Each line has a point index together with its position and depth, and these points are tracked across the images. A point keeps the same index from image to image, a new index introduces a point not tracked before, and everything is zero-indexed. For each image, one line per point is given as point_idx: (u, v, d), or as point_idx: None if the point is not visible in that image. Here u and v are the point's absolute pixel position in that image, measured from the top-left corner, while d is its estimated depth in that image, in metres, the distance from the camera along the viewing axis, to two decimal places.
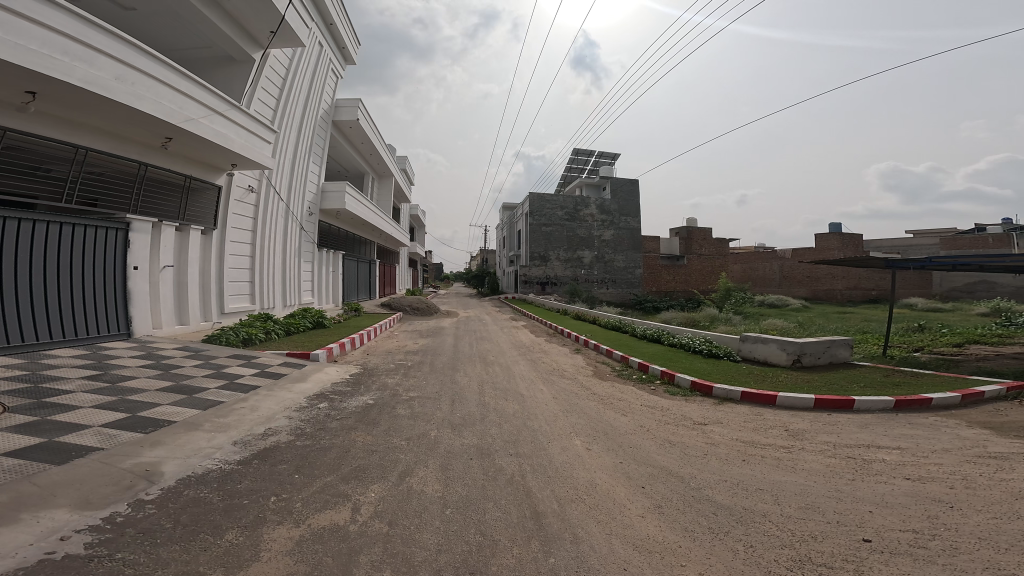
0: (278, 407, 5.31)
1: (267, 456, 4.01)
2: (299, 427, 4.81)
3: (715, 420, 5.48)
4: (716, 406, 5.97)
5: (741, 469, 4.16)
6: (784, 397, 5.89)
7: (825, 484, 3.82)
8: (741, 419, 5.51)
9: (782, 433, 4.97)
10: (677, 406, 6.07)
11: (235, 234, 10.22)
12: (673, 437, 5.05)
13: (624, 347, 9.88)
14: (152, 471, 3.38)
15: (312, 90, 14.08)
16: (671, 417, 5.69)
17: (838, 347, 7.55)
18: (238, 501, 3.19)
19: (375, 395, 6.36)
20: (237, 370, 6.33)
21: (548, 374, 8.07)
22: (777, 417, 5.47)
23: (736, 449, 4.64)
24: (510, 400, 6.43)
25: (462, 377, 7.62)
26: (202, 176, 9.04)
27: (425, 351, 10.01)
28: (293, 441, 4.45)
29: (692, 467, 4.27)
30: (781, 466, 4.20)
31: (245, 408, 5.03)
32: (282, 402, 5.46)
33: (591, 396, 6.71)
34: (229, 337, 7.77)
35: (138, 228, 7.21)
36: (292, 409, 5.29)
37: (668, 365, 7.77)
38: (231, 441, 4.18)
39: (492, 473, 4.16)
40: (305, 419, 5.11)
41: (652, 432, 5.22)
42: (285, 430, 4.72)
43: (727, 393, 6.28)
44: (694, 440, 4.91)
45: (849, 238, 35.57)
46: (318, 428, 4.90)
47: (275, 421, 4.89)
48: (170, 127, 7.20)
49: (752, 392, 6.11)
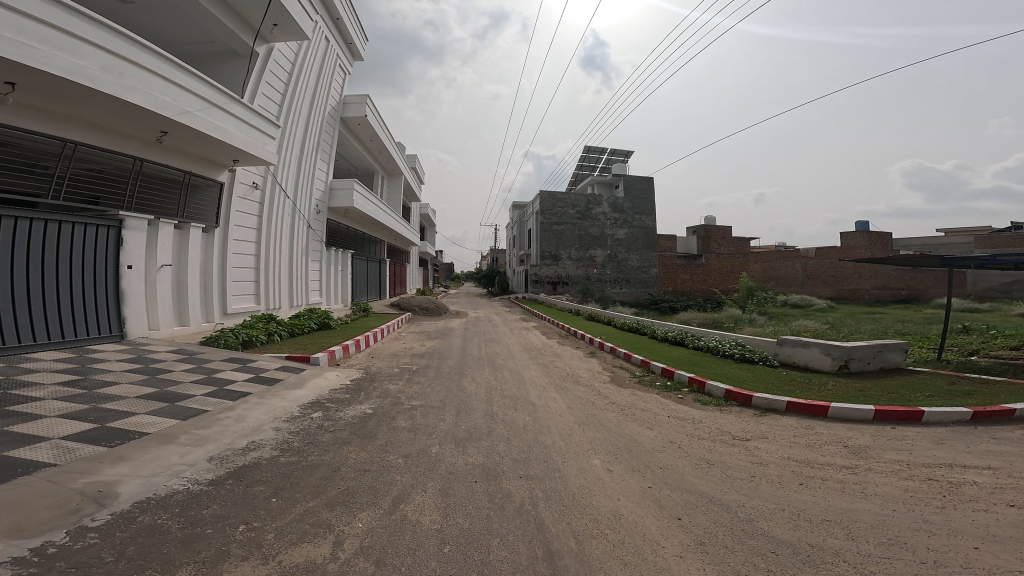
0: (267, 417, 4.89)
1: (243, 476, 3.65)
2: (285, 441, 4.40)
3: (757, 435, 4.81)
4: (757, 419, 5.28)
5: (796, 495, 3.51)
6: (837, 408, 5.16)
7: (907, 513, 3.14)
8: (788, 433, 4.82)
9: (840, 451, 4.27)
10: (710, 419, 5.38)
11: (238, 232, 9.91)
12: (710, 456, 4.40)
13: (644, 350, 9.20)
14: (106, 492, 3.09)
15: (319, 86, 13.79)
16: (705, 431, 5.04)
17: (891, 351, 6.75)
18: (200, 531, 2.85)
19: (375, 404, 5.87)
20: (231, 374, 5.96)
21: (562, 380, 7.47)
22: (830, 432, 4.76)
23: (789, 470, 3.96)
24: (521, 411, 5.85)
25: (469, 384, 7.08)
26: (203, 172, 8.75)
27: (431, 354, 9.53)
28: (277, 458, 4.05)
29: (734, 492, 3.65)
30: (847, 491, 3.52)
31: (229, 418, 4.64)
32: (272, 411, 5.05)
33: (610, 406, 6.09)
34: (227, 340, 7.39)
35: (132, 225, 6.88)
36: (281, 420, 4.87)
37: (696, 371, 7.06)
38: (205, 458, 3.82)
39: (499, 501, 3.62)
40: (295, 431, 4.69)
41: (685, 450, 4.58)
42: (270, 443, 4.32)
43: (769, 403, 5.58)
44: (736, 460, 4.25)
45: (877, 235, 33.78)
46: (308, 442, 4.47)
47: (261, 433, 4.49)
48: (163, 120, 6.93)
49: (799, 402, 5.40)
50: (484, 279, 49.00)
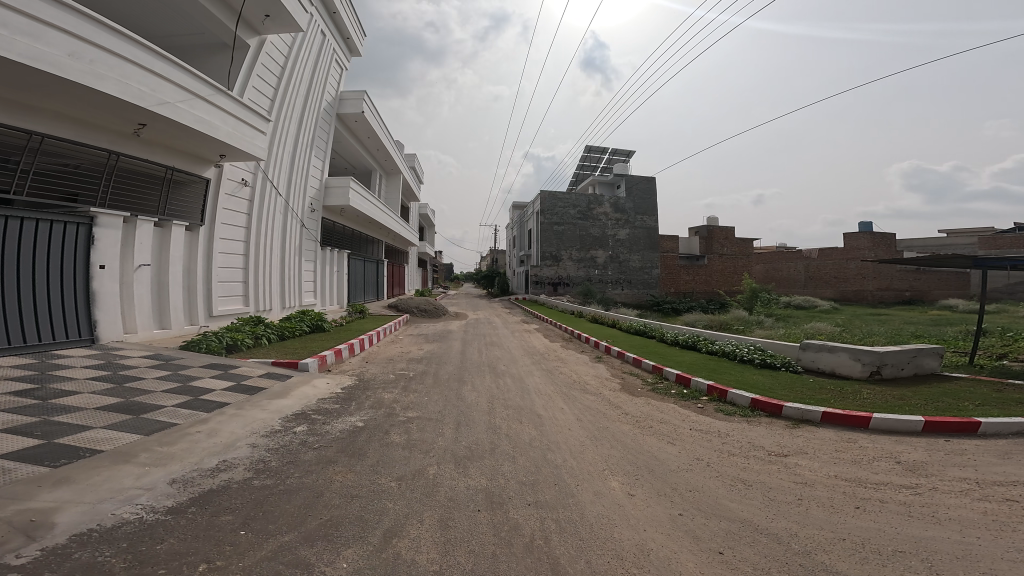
0: (244, 431, 4.39)
1: (208, 502, 3.15)
2: (261, 460, 3.89)
3: (795, 451, 4.32)
4: (790, 432, 4.78)
5: (856, 523, 3.03)
6: (880, 418, 4.68)
7: (997, 542, 2.69)
8: (829, 447, 4.33)
9: (894, 468, 3.80)
10: (738, 432, 4.88)
11: (225, 231, 9.40)
12: (745, 476, 3.91)
13: (655, 354, 8.71)
14: (39, 522, 2.63)
15: (314, 81, 13.32)
16: (734, 446, 4.54)
17: (925, 356, 6.30)
18: (148, 572, 2.39)
19: (367, 416, 5.36)
20: (209, 382, 5.46)
21: (569, 388, 6.97)
22: (877, 445, 4.29)
23: (841, 491, 3.50)
24: (527, 424, 5.34)
25: (469, 392, 6.58)
26: (186, 167, 8.22)
27: (429, 359, 9.03)
28: (250, 480, 3.55)
29: (781, 520, 3.17)
30: (915, 516, 3.05)
31: (200, 434, 4.13)
32: (250, 425, 4.54)
33: (623, 417, 5.59)
34: (210, 344, 6.89)
35: (105, 223, 6.36)
36: (260, 435, 4.37)
37: (715, 379, 6.54)
38: (166, 481, 3.33)
39: (508, 534, 3.12)
40: (274, 448, 4.19)
41: (715, 469, 4.09)
42: (243, 463, 3.81)
43: (801, 413, 5.09)
44: (776, 480, 3.77)
45: (881, 236, 33.27)
46: (288, 461, 3.97)
47: (236, 451, 3.98)
48: (140, 111, 6.44)
49: (836, 412, 4.91)
50: (484, 280, 48.42)
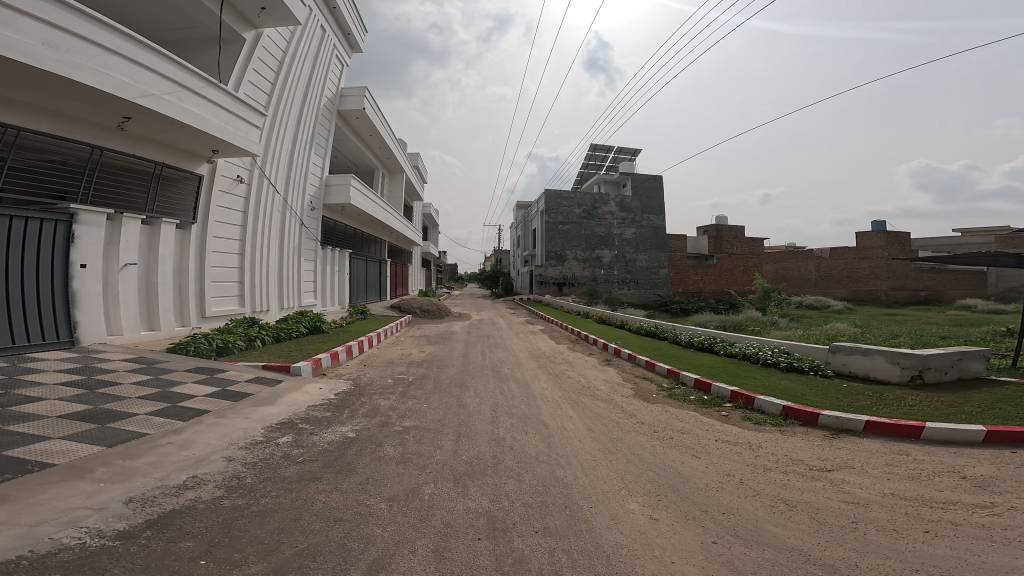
0: (221, 443, 3.99)
1: (168, 525, 2.75)
2: (234, 477, 3.49)
3: (840, 465, 3.90)
4: (829, 444, 4.32)
5: (930, 551, 2.67)
6: (935, 428, 4.25)
7: None
8: (880, 461, 3.91)
9: (960, 484, 3.43)
10: (771, 444, 4.42)
11: (219, 229, 9.07)
12: (786, 496, 3.48)
13: (668, 356, 8.22)
14: None
15: (314, 77, 13.02)
16: (769, 460, 4.10)
17: (970, 359, 5.79)
18: None
19: (360, 425, 4.95)
20: (191, 388, 5.08)
21: (578, 394, 6.51)
22: (935, 458, 3.89)
23: (905, 512, 3.13)
24: (534, 435, 4.90)
25: (471, 399, 6.15)
26: (177, 162, 7.89)
27: (430, 362, 8.61)
28: (219, 500, 3.14)
29: (837, 550, 2.75)
30: (1000, 542, 2.70)
31: (171, 446, 3.74)
32: (229, 436, 4.15)
33: (638, 427, 5.13)
34: (198, 347, 6.52)
35: (86, 220, 6.02)
36: (236, 448, 3.97)
37: (739, 384, 6.05)
38: (122, 499, 2.94)
39: (514, 567, 2.69)
40: (251, 462, 3.79)
41: (750, 487, 3.65)
42: (214, 479, 3.41)
43: (841, 423, 4.64)
44: (824, 501, 3.36)
45: (894, 235, 32.32)
46: (266, 478, 3.57)
47: (208, 466, 3.58)
48: (123, 103, 6.12)
49: (882, 421, 4.47)
50: (487, 280, 47.82)
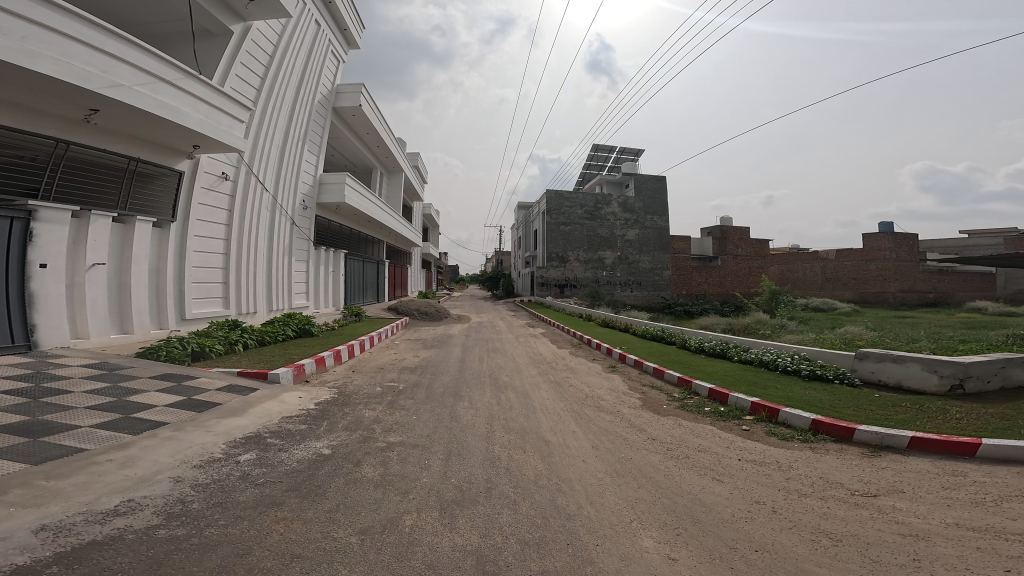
0: (173, 460, 3.56)
1: (78, 560, 2.35)
2: (177, 501, 3.06)
3: (886, 490, 3.39)
4: (870, 465, 3.80)
5: None
6: (993, 444, 3.72)
7: None
8: (935, 484, 3.39)
9: None
10: (804, 465, 3.92)
11: (201, 228, 8.61)
12: (827, 526, 2.97)
13: (678, 363, 7.70)
14: None
15: (308, 72, 12.59)
16: (803, 483, 3.59)
17: (1016, 366, 5.25)
18: None
19: (338, 440, 4.45)
20: (152, 397, 4.65)
21: (581, 405, 6.00)
22: (999, 480, 3.35)
23: (974, 545, 2.62)
24: (532, 454, 4.38)
25: (465, 410, 5.65)
26: (155, 159, 7.45)
27: (423, 367, 8.11)
28: (154, 530, 2.71)
29: None
30: None
31: (110, 464, 3.33)
32: (183, 453, 3.70)
33: (647, 445, 4.62)
34: (170, 352, 6.07)
35: (46, 217, 5.56)
36: (189, 466, 3.53)
37: (758, 394, 5.54)
38: (33, 528, 2.55)
39: None
40: (202, 484, 3.33)
41: (784, 516, 3.14)
42: (152, 504, 2.99)
43: (881, 438, 4.14)
44: (874, 533, 2.85)
45: (902, 236, 31.62)
46: (215, 503, 3.12)
47: (151, 487, 3.18)
48: (88, 95, 5.69)
49: (930, 437, 3.96)
50: (489, 282, 47.40)
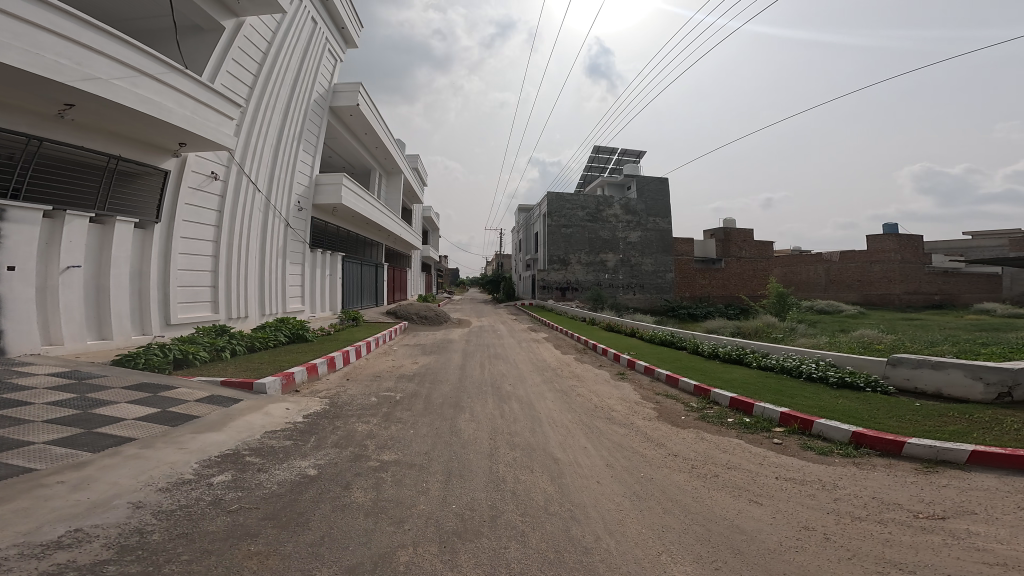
0: (135, 482, 3.11)
1: None
2: (135, 531, 2.62)
3: (953, 511, 3.07)
4: (928, 483, 3.48)
5: None
6: None
7: None
8: (1007, 503, 3.09)
9: None
10: (852, 483, 3.60)
11: (188, 229, 8.20)
12: (892, 555, 2.65)
13: (693, 369, 7.28)
14: None
15: (304, 70, 12.25)
16: (854, 506, 3.26)
17: None
18: None
19: (326, 458, 4.02)
20: (122, 409, 4.22)
21: (591, 416, 5.56)
22: None
23: None
24: (541, 474, 3.94)
25: (466, 423, 5.21)
26: (138, 156, 7.06)
27: (421, 375, 7.67)
28: (101, 567, 2.27)
29: None
30: None
31: (60, 487, 2.90)
32: (148, 472, 3.26)
33: (668, 463, 4.18)
34: (149, 359, 5.63)
35: (15, 217, 5.18)
36: (155, 489, 3.09)
37: (786, 404, 5.16)
38: None
39: None
40: (170, 509, 2.90)
41: (841, 545, 2.79)
42: (105, 534, 2.56)
43: (935, 452, 3.84)
44: (951, 561, 2.53)
45: (906, 238, 31.25)
46: (180, 533, 2.67)
47: (105, 514, 2.73)
48: (60, 88, 5.30)
49: (990, 451, 3.66)
50: (489, 285, 46.93)
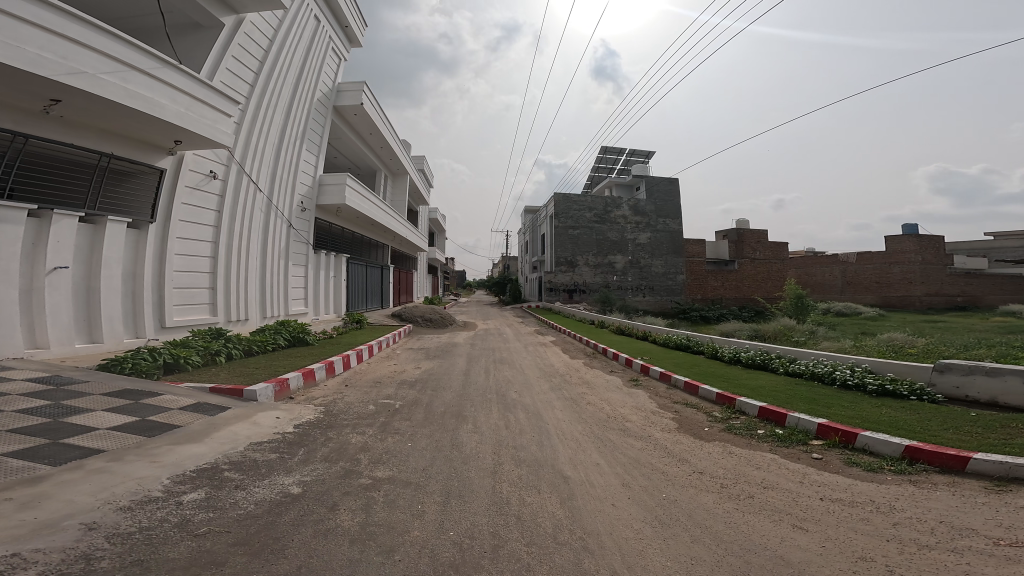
0: (93, 501, 2.77)
1: None
2: (82, 557, 2.28)
3: None
4: (1004, 505, 3.05)
5: None
6: None
7: None
8: None
9: None
10: (912, 505, 3.17)
11: (185, 229, 7.99)
12: None
13: (713, 375, 6.81)
14: None
15: (307, 69, 12.09)
16: (920, 533, 2.82)
17: None
18: None
19: (313, 474, 3.65)
20: (97, 418, 3.91)
21: (604, 428, 5.12)
22: None
23: None
24: (550, 496, 3.53)
25: (468, 435, 4.81)
26: (131, 154, 6.86)
27: (423, 381, 7.31)
28: None
29: None
30: None
31: (8, 506, 2.57)
32: (113, 488, 2.93)
33: (693, 482, 3.73)
34: (137, 363, 5.37)
35: None
36: (117, 507, 2.75)
37: (823, 415, 4.71)
38: None
39: None
40: (129, 532, 2.55)
41: None
42: (48, 559, 2.22)
43: (1004, 468, 3.43)
44: None
45: (927, 238, 30.11)
46: (136, 559, 2.33)
47: (51, 537, 2.39)
48: (44, 83, 5.10)
49: None
50: (495, 287, 46.52)
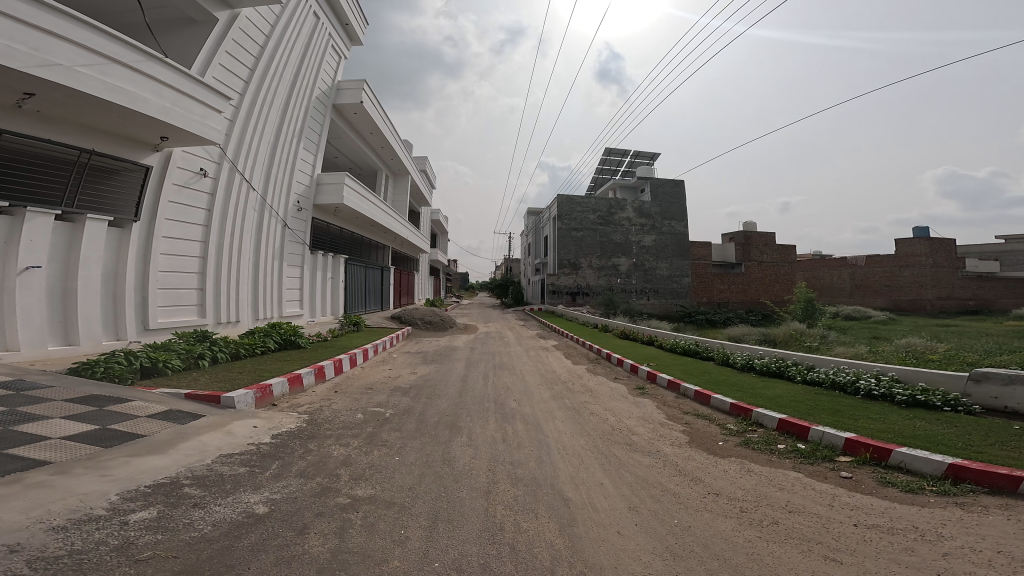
0: (22, 519, 2.42)
1: None
2: None
3: None
4: None
5: None
6: None
7: None
8: None
9: None
10: (964, 533, 2.75)
11: (173, 228, 7.73)
12: None
13: (725, 384, 6.37)
14: None
15: (305, 66, 11.85)
16: (979, 567, 2.40)
17: None
18: None
19: (285, 491, 3.29)
20: (52, 426, 3.58)
21: (609, 441, 4.71)
22: None
23: None
24: (549, 520, 3.14)
25: (461, 449, 4.43)
26: (114, 151, 6.60)
27: (417, 388, 6.94)
28: None
29: None
30: None
31: None
32: (51, 504, 2.59)
33: (708, 505, 3.32)
34: (111, 367, 5.05)
35: None
36: (48, 526, 2.41)
37: (850, 429, 4.28)
38: None
39: None
40: (54, 555, 2.20)
41: None
42: None
43: None
44: None
45: (939, 241, 29.44)
46: None
47: None
48: (14, 75, 4.84)
49: None
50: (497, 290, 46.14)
